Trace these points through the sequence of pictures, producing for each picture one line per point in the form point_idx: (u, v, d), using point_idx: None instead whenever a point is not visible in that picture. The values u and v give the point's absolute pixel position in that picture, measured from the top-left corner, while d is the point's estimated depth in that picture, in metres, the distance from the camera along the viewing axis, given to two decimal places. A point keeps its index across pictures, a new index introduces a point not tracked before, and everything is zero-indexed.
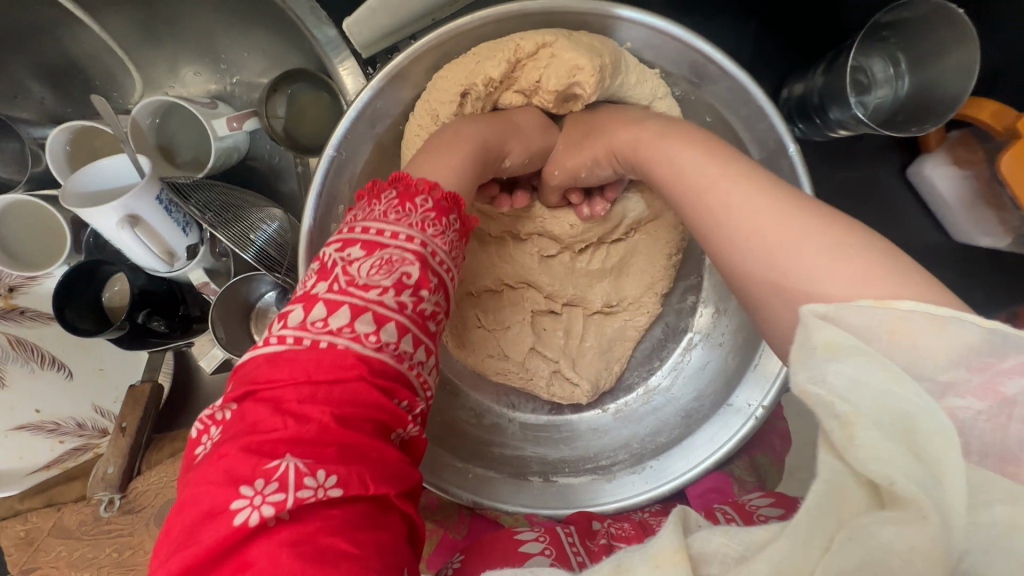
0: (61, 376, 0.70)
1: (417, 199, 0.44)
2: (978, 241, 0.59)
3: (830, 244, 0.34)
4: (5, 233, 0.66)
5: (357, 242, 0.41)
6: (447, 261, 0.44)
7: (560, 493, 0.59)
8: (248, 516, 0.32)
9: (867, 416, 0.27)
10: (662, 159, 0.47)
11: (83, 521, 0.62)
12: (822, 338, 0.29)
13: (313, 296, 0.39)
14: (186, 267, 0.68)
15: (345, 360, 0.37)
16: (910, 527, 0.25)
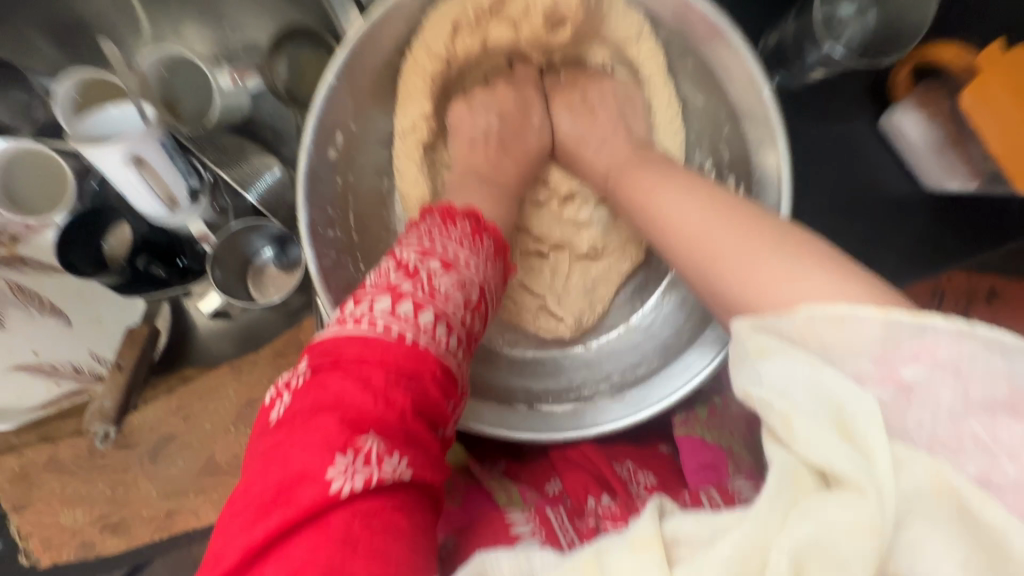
0: (60, 323, 0.71)
1: (483, 237, 0.55)
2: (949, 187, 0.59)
3: (784, 266, 0.40)
4: (12, 179, 0.68)
5: (437, 258, 0.49)
6: (495, 293, 0.53)
7: (543, 419, 0.61)
8: (341, 486, 0.37)
9: (800, 411, 0.34)
10: (642, 198, 0.55)
11: (77, 456, 0.62)
12: (772, 372, 0.35)
13: (399, 291, 0.46)
14: (186, 215, 0.69)
15: (423, 355, 0.44)
16: (848, 504, 0.31)
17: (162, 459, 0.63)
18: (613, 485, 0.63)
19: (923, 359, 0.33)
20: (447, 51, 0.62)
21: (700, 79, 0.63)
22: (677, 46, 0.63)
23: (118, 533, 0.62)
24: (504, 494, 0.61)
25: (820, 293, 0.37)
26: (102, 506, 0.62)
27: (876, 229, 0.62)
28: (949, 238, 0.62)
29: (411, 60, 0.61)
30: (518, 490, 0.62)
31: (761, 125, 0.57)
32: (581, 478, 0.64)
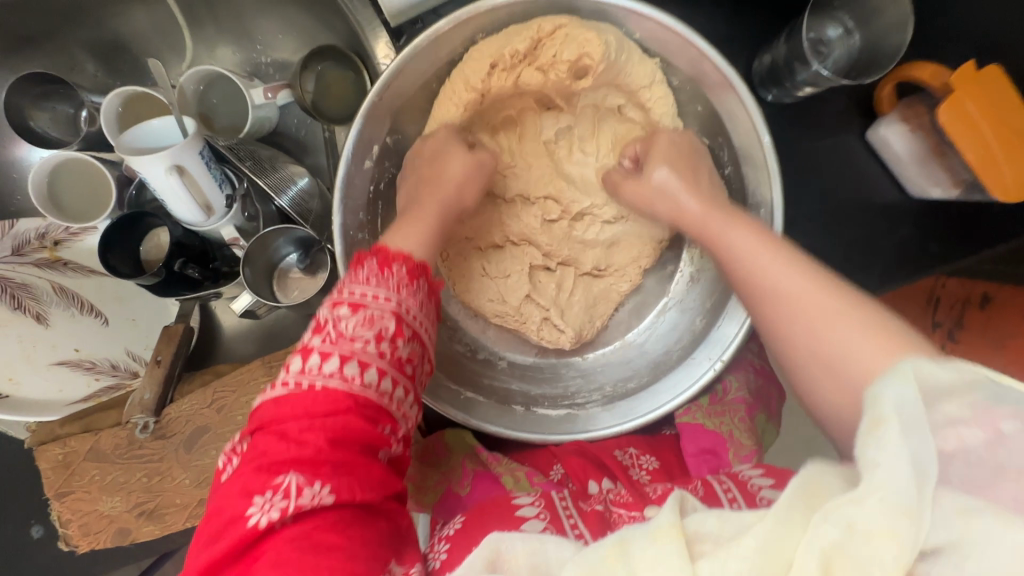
0: (98, 322, 0.75)
1: (394, 265, 0.54)
2: (928, 191, 0.63)
3: (863, 331, 0.42)
4: (57, 186, 0.73)
5: (344, 302, 0.50)
6: (419, 315, 0.53)
7: (538, 421, 0.66)
8: (259, 519, 0.43)
9: (902, 424, 0.32)
10: (723, 239, 0.55)
11: (118, 445, 0.66)
12: (885, 389, 0.34)
13: (308, 347, 0.49)
14: (220, 221, 0.74)
15: (336, 398, 0.47)
16: (875, 509, 0.32)
17: (197, 449, 0.67)
18: (614, 470, 0.70)
19: (1020, 414, 0.33)
20: (481, 86, 0.64)
21: (703, 104, 0.66)
22: (688, 91, 0.67)
23: (152, 519, 0.66)
24: (512, 479, 0.70)
25: (888, 348, 0.41)
26: (139, 494, 0.66)
27: (864, 236, 0.67)
28: (933, 244, 0.66)
29: (453, 77, 0.65)
30: (527, 475, 0.70)
31: (750, 137, 0.62)
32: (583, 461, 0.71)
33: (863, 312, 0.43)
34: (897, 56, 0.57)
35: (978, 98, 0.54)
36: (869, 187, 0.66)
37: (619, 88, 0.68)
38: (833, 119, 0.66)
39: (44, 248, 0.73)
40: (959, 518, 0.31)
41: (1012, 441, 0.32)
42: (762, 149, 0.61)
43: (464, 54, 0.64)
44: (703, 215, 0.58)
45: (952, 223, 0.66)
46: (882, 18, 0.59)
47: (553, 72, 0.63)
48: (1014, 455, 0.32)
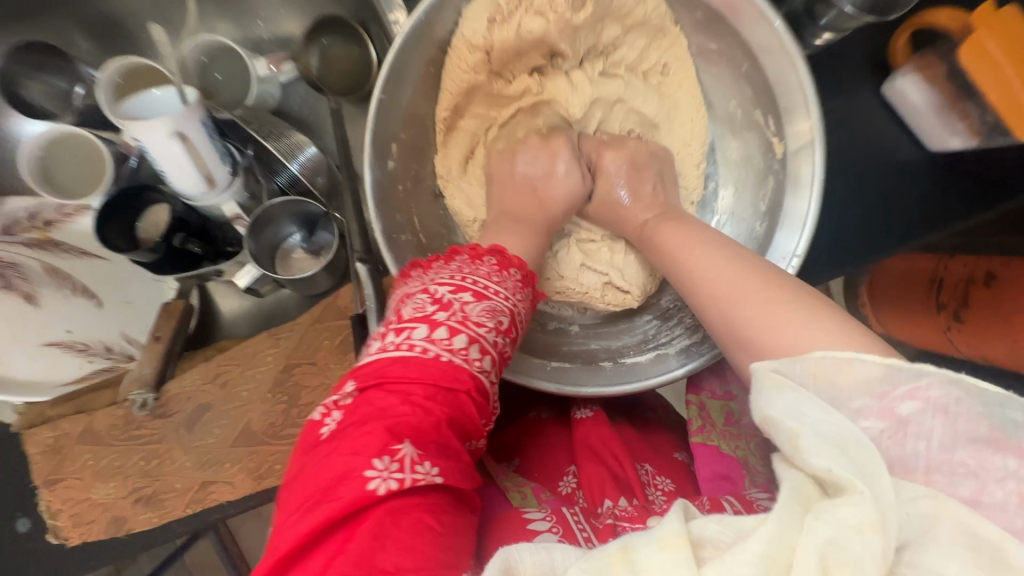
0: (92, 304, 0.72)
1: (512, 269, 0.49)
2: (948, 143, 0.62)
3: (789, 311, 0.40)
4: (51, 161, 0.70)
5: (468, 288, 0.44)
6: (527, 321, 0.49)
7: (630, 372, 0.60)
8: (378, 485, 0.36)
9: (809, 427, 0.32)
10: (675, 250, 0.53)
11: (114, 426, 0.63)
12: (774, 403, 0.34)
13: (434, 319, 0.42)
14: (222, 196, 0.71)
15: (460, 374, 0.41)
16: (858, 504, 0.29)
17: (199, 428, 0.63)
18: (632, 487, 0.61)
19: (915, 396, 0.33)
20: (485, 44, 0.54)
21: (711, 29, 0.57)
22: None
23: (152, 505, 0.61)
24: (519, 494, 0.60)
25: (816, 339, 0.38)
26: (134, 479, 0.62)
27: (880, 193, 0.66)
28: (955, 198, 0.65)
29: (452, 51, 0.54)
30: (533, 491, 0.61)
31: (781, 60, 0.53)
32: (596, 473, 0.62)
33: (783, 292, 0.42)
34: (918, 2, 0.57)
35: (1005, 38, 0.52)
36: (885, 141, 0.66)
37: (612, 18, 0.57)
38: (848, 75, 0.65)
39: (34, 229, 0.69)
40: (930, 508, 0.30)
41: (915, 426, 0.33)
42: (760, 93, 0.57)
43: (458, 22, 0.54)
44: (657, 219, 0.57)
45: (970, 175, 0.65)
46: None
47: (554, 10, 0.54)
48: (918, 444, 0.33)
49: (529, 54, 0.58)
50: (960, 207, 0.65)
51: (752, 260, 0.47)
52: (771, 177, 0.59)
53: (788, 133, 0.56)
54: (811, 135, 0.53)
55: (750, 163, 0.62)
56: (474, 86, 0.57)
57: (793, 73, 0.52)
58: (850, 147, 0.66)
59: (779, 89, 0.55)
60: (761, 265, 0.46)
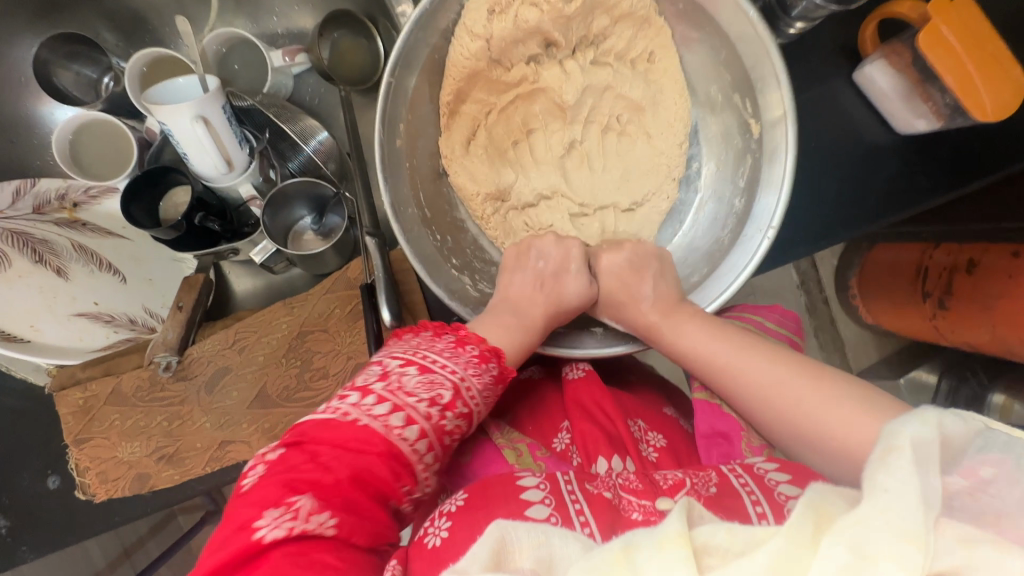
0: (116, 279, 0.76)
1: (468, 345, 0.58)
2: (914, 125, 0.67)
3: (835, 403, 0.50)
4: (79, 144, 0.75)
5: (413, 362, 0.54)
6: (476, 395, 0.55)
7: (619, 337, 0.65)
8: (265, 533, 0.43)
9: (913, 457, 0.31)
10: (678, 334, 0.61)
11: (140, 387, 0.67)
12: (901, 428, 0.33)
13: (369, 387, 0.51)
14: (239, 179, 0.76)
15: (373, 439, 0.48)
16: (887, 514, 0.29)
17: (218, 391, 0.67)
18: (624, 445, 0.65)
19: (987, 460, 0.34)
20: (485, 33, 0.59)
21: (693, 17, 0.62)
22: None
23: (173, 463, 0.66)
24: (514, 452, 0.65)
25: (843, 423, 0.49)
26: (158, 438, 0.66)
27: (855, 175, 0.71)
28: (921, 178, 0.71)
29: (455, 39, 0.59)
30: (527, 448, 0.66)
31: (756, 45, 0.58)
32: (592, 433, 0.65)
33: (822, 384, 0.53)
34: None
35: (956, 25, 0.58)
36: (858, 125, 0.71)
37: (602, 8, 0.62)
38: (822, 63, 0.70)
39: (64, 209, 0.74)
40: (962, 547, 0.29)
41: (993, 487, 0.33)
42: (737, 77, 0.63)
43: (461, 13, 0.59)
44: (664, 318, 0.62)
45: (936, 157, 0.70)
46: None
47: (547, 2, 0.58)
48: (993, 500, 0.33)
49: (527, 41, 0.62)
50: (928, 188, 0.70)
51: (782, 356, 0.57)
52: (748, 156, 0.65)
53: (764, 111, 0.61)
54: (783, 110, 0.59)
55: (730, 142, 0.67)
56: (475, 73, 0.62)
57: (765, 57, 0.58)
58: (823, 130, 0.71)
59: (754, 74, 0.60)
60: (789, 360, 0.56)
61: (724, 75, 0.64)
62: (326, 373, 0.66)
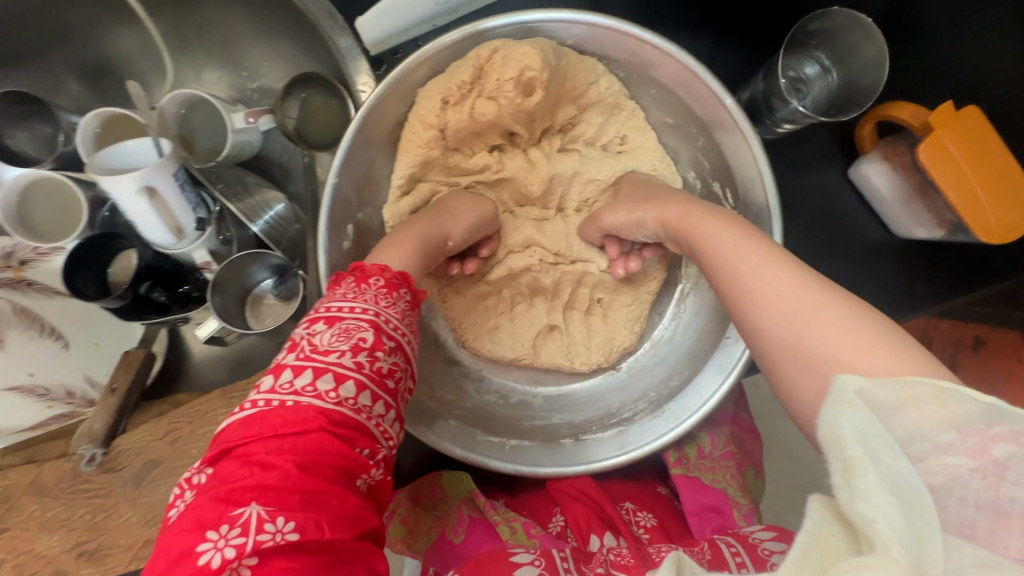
0: (58, 345, 0.73)
1: (371, 279, 0.49)
2: (913, 232, 0.62)
3: (848, 322, 0.37)
4: (25, 206, 0.71)
5: (320, 318, 0.44)
6: (400, 327, 0.47)
7: (590, 449, 0.58)
8: (213, 559, 0.33)
9: (874, 463, 0.28)
10: (704, 236, 0.49)
11: (62, 478, 0.62)
12: (840, 422, 0.30)
13: (280, 364, 0.42)
14: (191, 244, 0.72)
15: (307, 413, 0.39)
16: (881, 567, 0.25)
17: (146, 484, 0.62)
18: (617, 524, 0.62)
19: (1009, 438, 0.30)
20: (437, 123, 0.55)
21: (667, 106, 0.58)
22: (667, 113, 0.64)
23: (93, 561, 0.58)
24: (509, 529, 0.61)
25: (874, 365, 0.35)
26: (78, 533, 0.59)
27: (849, 278, 0.65)
28: (921, 284, 0.66)
29: (409, 126, 0.56)
30: (523, 525, 0.62)
31: (741, 146, 0.53)
32: (584, 511, 0.64)
33: (855, 307, 0.38)
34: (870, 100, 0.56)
35: (961, 137, 0.53)
36: (853, 225, 0.65)
37: (567, 97, 0.57)
38: (815, 158, 0.65)
39: (10, 267, 0.70)
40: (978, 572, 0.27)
41: (1012, 470, 0.30)
42: (721, 175, 0.59)
43: (413, 101, 0.55)
44: (681, 211, 0.53)
45: (936, 264, 0.65)
46: (859, 55, 0.58)
47: (505, 96, 0.53)
48: (1015, 490, 0.29)
49: (487, 133, 0.58)
50: (929, 294, 0.65)
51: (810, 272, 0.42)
52: None
53: (747, 203, 0.56)
54: (769, 226, 0.53)
55: None
56: (430, 159, 0.58)
57: (748, 154, 0.53)
58: (813, 227, 0.65)
59: (740, 177, 0.55)
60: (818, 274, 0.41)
61: (706, 169, 0.60)
62: None
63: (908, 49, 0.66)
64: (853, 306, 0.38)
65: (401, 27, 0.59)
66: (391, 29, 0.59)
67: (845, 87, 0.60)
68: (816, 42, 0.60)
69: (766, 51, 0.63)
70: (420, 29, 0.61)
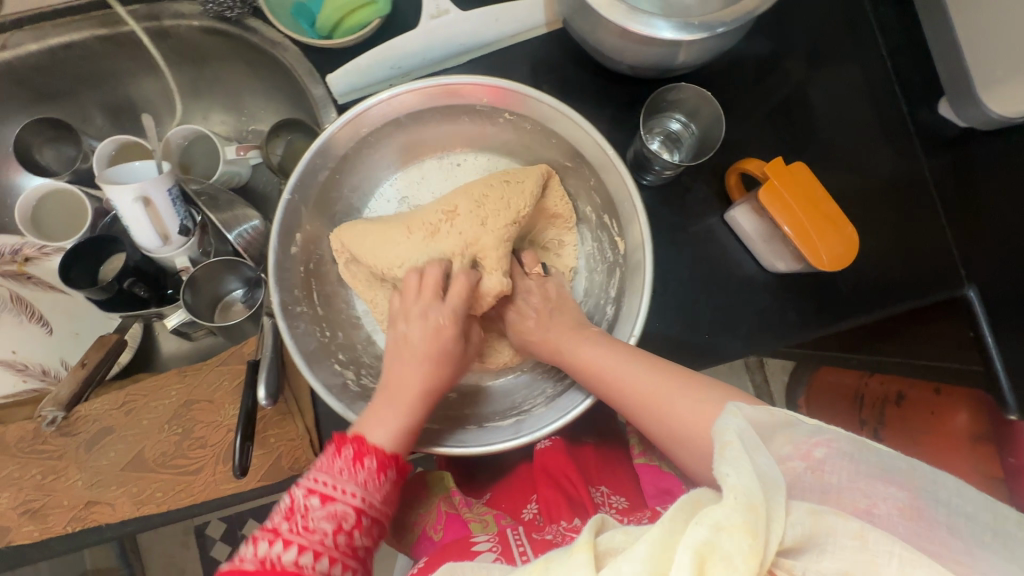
0: (42, 330, 0.83)
1: (365, 458, 0.57)
2: (776, 265, 0.74)
3: (694, 398, 0.56)
4: (41, 210, 0.84)
5: (315, 491, 0.53)
6: (374, 510, 0.56)
7: (489, 433, 0.66)
8: None
9: (741, 445, 0.43)
10: (587, 364, 0.63)
11: (22, 438, 0.69)
12: (726, 424, 0.46)
13: (275, 531, 0.51)
14: (175, 251, 0.84)
15: (292, 569, 0.50)
16: (721, 505, 0.39)
17: (97, 450, 0.69)
18: (584, 506, 0.75)
19: (826, 445, 0.45)
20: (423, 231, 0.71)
21: (569, 153, 0.72)
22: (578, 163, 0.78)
23: (35, 519, 0.67)
24: (479, 523, 0.72)
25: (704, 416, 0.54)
26: (27, 492, 0.68)
27: (728, 305, 0.77)
28: (792, 313, 0.77)
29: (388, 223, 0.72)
30: (493, 518, 0.75)
31: (619, 182, 0.66)
32: (551, 499, 0.76)
33: (699, 386, 0.57)
34: (711, 150, 0.75)
35: (792, 185, 0.66)
36: (732, 261, 0.77)
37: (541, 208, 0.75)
38: (700, 205, 0.78)
39: (14, 262, 0.81)
40: (811, 516, 0.39)
41: (828, 464, 0.44)
42: (611, 211, 0.71)
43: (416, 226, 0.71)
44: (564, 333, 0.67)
45: (801, 297, 0.78)
46: (705, 114, 0.76)
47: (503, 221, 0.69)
48: (833, 477, 0.43)
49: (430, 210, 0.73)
50: (797, 322, 0.77)
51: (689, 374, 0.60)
52: (618, 270, 0.72)
53: (626, 228, 0.68)
54: (641, 238, 0.65)
55: (603, 255, 0.75)
56: (389, 225, 0.72)
57: (624, 188, 0.66)
58: (699, 261, 0.77)
59: (620, 205, 0.68)
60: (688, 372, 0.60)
61: (603, 207, 0.73)
62: (203, 444, 0.70)
63: (781, 123, 0.80)
64: (700, 386, 0.57)
65: (363, 83, 0.75)
66: (355, 83, 0.75)
67: (703, 136, 0.77)
68: (676, 108, 0.77)
69: (659, 116, 0.78)
70: (379, 86, 0.76)
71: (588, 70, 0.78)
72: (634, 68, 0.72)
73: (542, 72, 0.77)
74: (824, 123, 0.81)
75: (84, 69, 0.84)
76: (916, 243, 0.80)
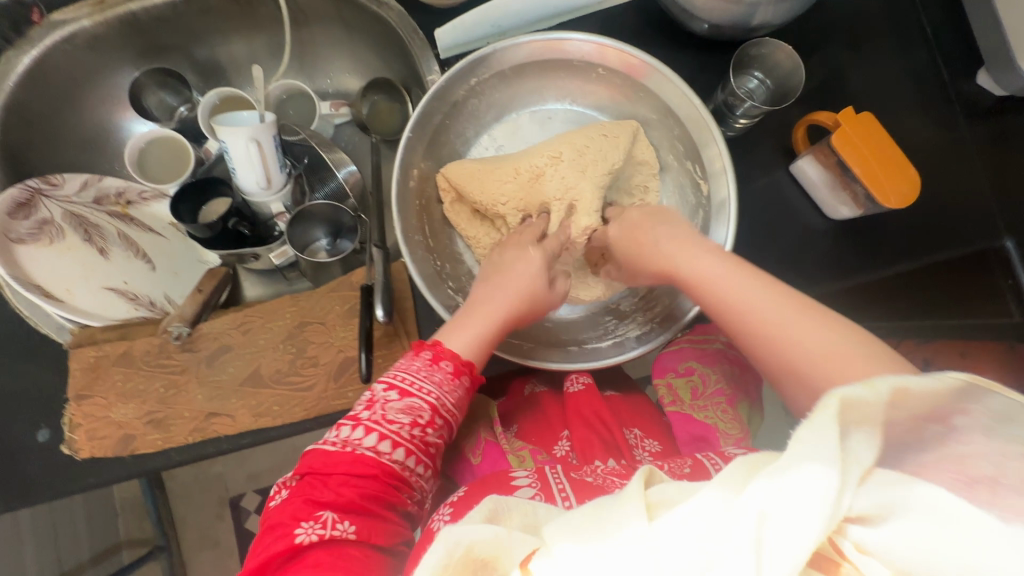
0: (147, 267, 0.86)
1: (442, 362, 0.62)
2: (839, 210, 0.81)
3: (823, 332, 0.55)
4: (148, 156, 0.90)
5: (395, 387, 0.60)
6: (450, 411, 0.62)
7: (592, 352, 0.76)
8: (301, 538, 0.53)
9: (839, 416, 0.34)
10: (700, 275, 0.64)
11: (148, 352, 0.74)
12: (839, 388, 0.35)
13: (357, 419, 0.59)
14: (272, 196, 0.88)
15: (369, 462, 0.57)
16: (784, 472, 0.34)
17: (216, 366, 0.74)
18: (620, 450, 0.75)
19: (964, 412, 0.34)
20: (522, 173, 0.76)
21: (652, 105, 0.80)
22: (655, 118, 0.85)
23: (159, 428, 0.71)
24: (517, 457, 0.74)
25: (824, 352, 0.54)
26: (151, 403, 0.72)
27: (793, 249, 0.84)
28: (851, 257, 0.85)
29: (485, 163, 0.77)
30: (529, 455, 0.76)
31: (702, 126, 0.74)
32: (587, 441, 0.76)
33: (828, 324, 0.56)
34: (789, 99, 0.83)
35: (861, 132, 0.75)
36: (796, 209, 0.85)
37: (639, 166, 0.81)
38: (766, 158, 0.85)
39: (118, 204, 0.86)
40: (883, 492, 0.33)
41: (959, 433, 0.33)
42: (692, 157, 0.78)
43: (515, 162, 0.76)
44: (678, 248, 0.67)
45: (858, 244, 0.85)
46: (782, 67, 0.83)
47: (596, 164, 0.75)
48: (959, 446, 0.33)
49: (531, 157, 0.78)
50: (855, 265, 0.84)
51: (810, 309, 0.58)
52: (701, 209, 0.78)
53: (707, 168, 0.75)
54: (724, 171, 0.72)
55: (684, 193, 0.82)
56: (492, 169, 0.77)
57: (707, 133, 0.73)
58: (766, 209, 0.85)
59: (702, 146, 0.75)
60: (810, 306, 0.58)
61: (682, 155, 0.80)
62: (316, 363, 0.74)
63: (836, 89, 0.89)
64: (829, 325, 0.55)
65: (465, 39, 0.82)
66: (458, 39, 0.82)
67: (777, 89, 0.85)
68: (755, 64, 0.84)
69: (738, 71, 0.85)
70: (477, 43, 0.84)
71: (667, 35, 0.86)
72: (714, 28, 0.80)
73: (625, 36, 0.85)
74: (874, 89, 0.90)
75: (195, 25, 0.91)
76: (961, 196, 0.88)
